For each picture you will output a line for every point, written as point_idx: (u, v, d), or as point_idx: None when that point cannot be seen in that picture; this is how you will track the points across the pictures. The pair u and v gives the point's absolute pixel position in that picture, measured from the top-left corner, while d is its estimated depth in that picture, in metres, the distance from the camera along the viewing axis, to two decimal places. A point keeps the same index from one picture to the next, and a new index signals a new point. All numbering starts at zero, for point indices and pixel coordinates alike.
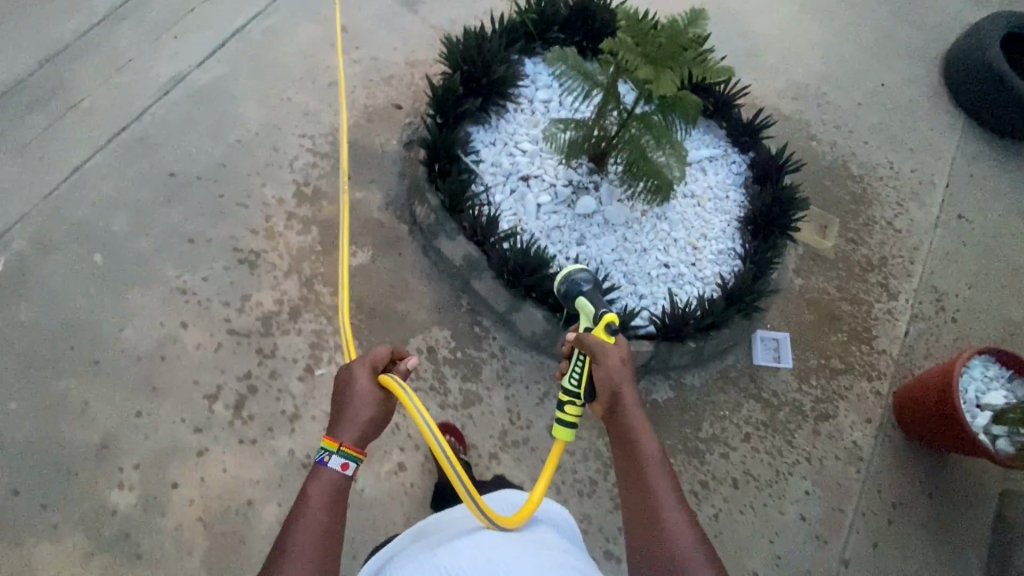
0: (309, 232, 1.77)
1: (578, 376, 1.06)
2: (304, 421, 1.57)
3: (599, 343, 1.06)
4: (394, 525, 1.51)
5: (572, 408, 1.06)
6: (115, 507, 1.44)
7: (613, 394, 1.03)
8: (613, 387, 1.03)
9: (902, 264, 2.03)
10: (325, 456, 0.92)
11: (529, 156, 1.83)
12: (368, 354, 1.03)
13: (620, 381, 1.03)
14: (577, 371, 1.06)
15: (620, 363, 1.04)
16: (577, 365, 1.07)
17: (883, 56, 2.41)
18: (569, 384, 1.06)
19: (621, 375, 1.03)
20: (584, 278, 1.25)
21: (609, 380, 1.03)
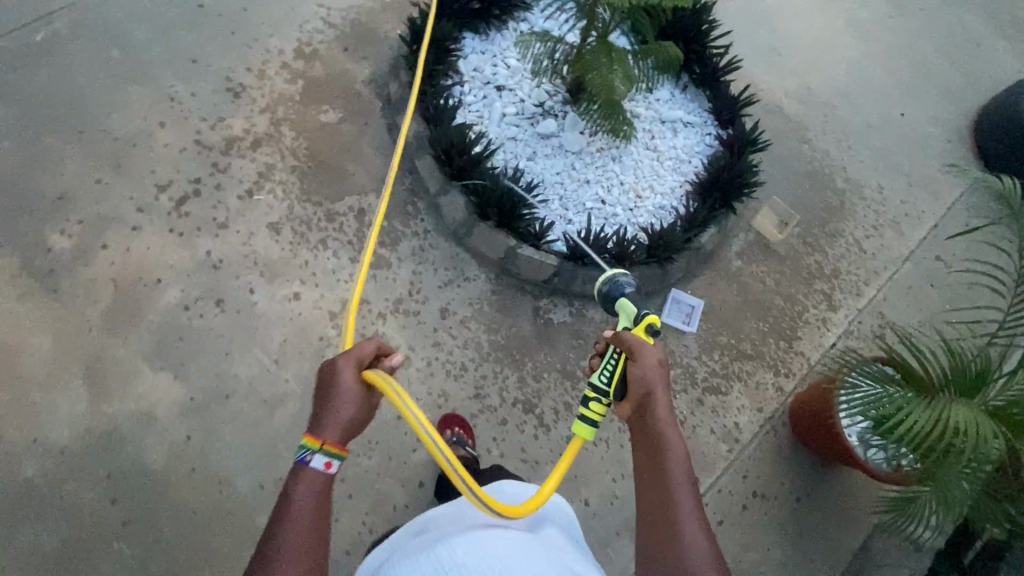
0: (294, 84, 1.93)
1: (610, 373, 1.01)
2: (228, 232, 1.72)
3: (638, 341, 1.00)
4: (269, 341, 1.62)
5: (597, 406, 1.01)
6: (51, 247, 1.64)
7: (644, 394, 0.99)
8: (645, 387, 0.98)
9: (854, 282, 1.97)
10: (306, 455, 0.87)
11: (510, 71, 1.92)
12: (354, 348, 0.97)
13: (653, 382, 0.98)
14: (609, 368, 1.02)
15: (655, 364, 0.99)
16: (610, 361, 1.02)
17: (914, 89, 2.33)
18: (600, 379, 1.02)
19: (654, 377, 0.98)
20: (627, 282, 1.21)
21: (642, 379, 0.99)
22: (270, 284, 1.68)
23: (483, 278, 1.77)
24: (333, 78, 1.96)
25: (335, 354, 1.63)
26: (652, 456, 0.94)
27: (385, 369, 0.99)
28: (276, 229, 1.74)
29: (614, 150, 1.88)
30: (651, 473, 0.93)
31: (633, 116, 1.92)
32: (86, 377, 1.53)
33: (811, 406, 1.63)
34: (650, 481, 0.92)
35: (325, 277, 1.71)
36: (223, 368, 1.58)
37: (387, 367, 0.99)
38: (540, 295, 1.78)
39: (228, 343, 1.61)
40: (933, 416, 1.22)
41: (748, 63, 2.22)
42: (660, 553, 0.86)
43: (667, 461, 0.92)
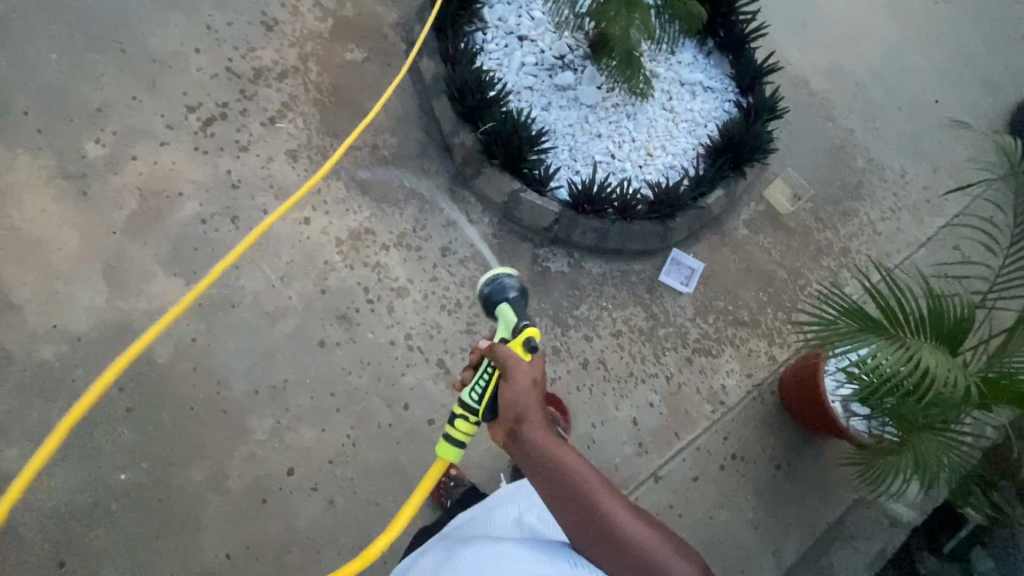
0: (324, 21, 1.99)
1: (481, 392, 0.97)
2: (248, 155, 1.80)
3: (509, 357, 0.95)
4: (276, 259, 1.70)
5: (465, 423, 0.99)
6: (86, 154, 1.75)
7: (516, 418, 0.94)
8: (518, 411, 0.94)
9: (863, 262, 1.93)
10: None
11: (534, 22, 1.94)
12: None
13: (525, 402, 0.94)
14: (480, 386, 0.98)
15: (527, 381, 0.95)
16: (481, 379, 0.98)
17: (953, 76, 2.25)
18: (470, 397, 0.98)
19: (525, 397, 0.94)
20: (511, 283, 1.07)
21: (514, 403, 0.94)
22: (282, 206, 1.76)
23: (487, 221, 1.81)
24: (362, 18, 2.00)
25: (337, 278, 1.69)
26: (555, 475, 0.90)
27: None
28: (293, 156, 1.82)
29: (630, 107, 1.89)
30: (564, 493, 0.90)
31: (652, 75, 1.92)
32: (107, 274, 1.64)
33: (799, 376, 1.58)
34: (569, 504, 0.90)
35: (334, 205, 1.77)
36: (232, 280, 1.67)
37: None
38: (541, 243, 1.81)
39: (239, 257, 1.70)
40: (903, 359, 1.15)
41: (779, 36, 2.18)
42: (617, 559, 0.89)
43: (573, 475, 0.90)
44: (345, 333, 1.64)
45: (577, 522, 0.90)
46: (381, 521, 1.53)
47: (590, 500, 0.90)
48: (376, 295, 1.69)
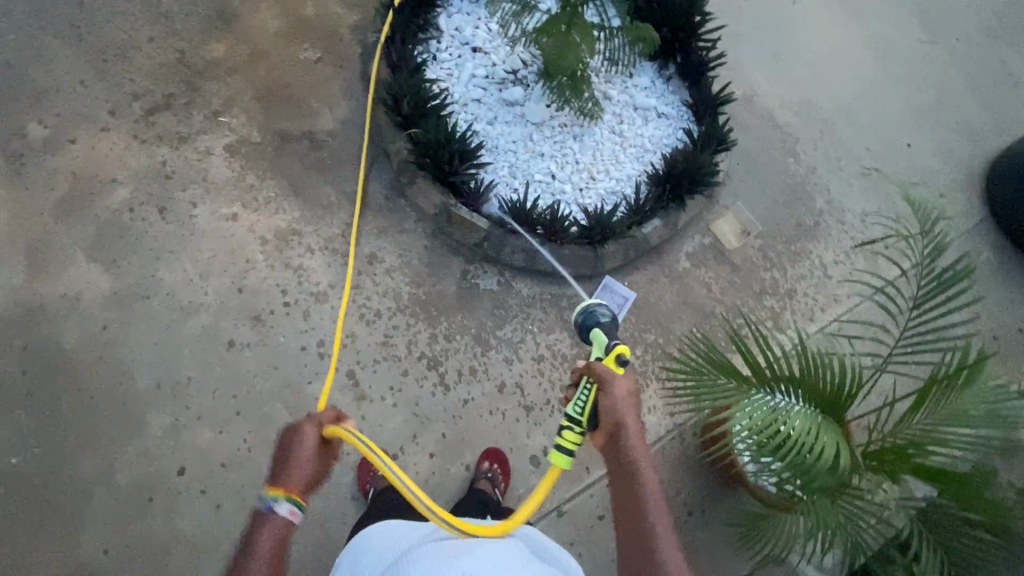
0: (281, 18, 1.98)
1: (583, 404, 1.03)
2: (186, 147, 1.80)
3: (613, 374, 1.03)
4: (199, 254, 1.69)
5: (570, 436, 1.01)
6: (26, 134, 1.76)
7: (613, 426, 1.01)
8: (617, 421, 1.01)
9: (808, 306, 1.86)
10: (274, 502, 0.98)
11: (489, 34, 1.91)
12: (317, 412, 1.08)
13: (623, 415, 1.01)
14: (582, 399, 1.03)
15: (626, 396, 1.02)
16: (583, 393, 1.03)
17: (929, 120, 2.16)
18: (573, 409, 1.03)
19: (625, 413, 1.01)
20: (602, 310, 1.15)
21: (611, 412, 1.01)
22: (212, 201, 1.75)
23: (418, 232, 1.77)
24: (320, 19, 1.99)
25: (256, 278, 1.68)
26: (632, 495, 0.98)
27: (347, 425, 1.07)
28: (230, 152, 1.80)
29: (577, 128, 1.85)
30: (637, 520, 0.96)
31: (603, 97, 1.88)
32: (27, 255, 1.64)
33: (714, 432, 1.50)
34: (633, 529, 0.96)
35: (266, 205, 1.75)
36: (151, 272, 1.66)
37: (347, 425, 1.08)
38: (472, 259, 1.77)
39: (161, 248, 1.68)
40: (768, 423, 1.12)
41: (748, 65, 2.11)
42: None
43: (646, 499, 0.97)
44: (257, 335, 1.62)
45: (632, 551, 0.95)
46: None
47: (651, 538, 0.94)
48: (294, 299, 1.67)
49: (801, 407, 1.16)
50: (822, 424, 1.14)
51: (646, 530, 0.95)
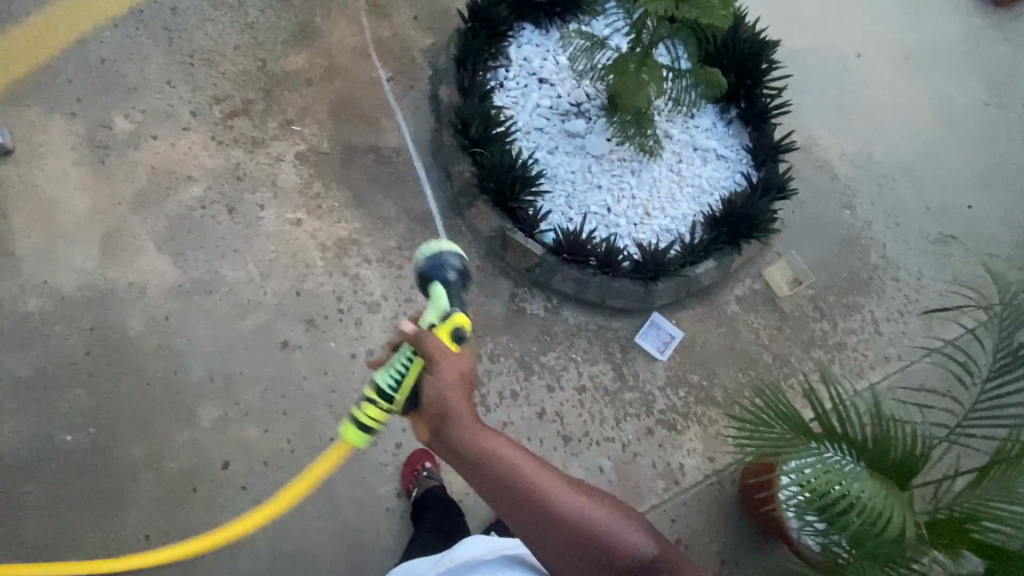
0: (358, 36, 2.07)
1: (398, 378, 0.90)
2: (260, 152, 1.88)
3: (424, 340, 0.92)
4: (262, 254, 1.75)
5: (375, 411, 0.91)
6: (113, 127, 1.86)
7: (437, 406, 0.90)
8: (441, 397, 0.90)
9: (857, 362, 1.82)
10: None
11: (557, 67, 1.96)
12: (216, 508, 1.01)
13: (446, 385, 0.91)
14: (396, 371, 0.91)
15: (436, 363, 0.90)
16: (397, 366, 0.91)
17: (993, 184, 2.13)
18: (382, 384, 0.90)
19: (447, 379, 0.91)
20: (453, 262, 1.06)
21: (438, 386, 0.90)
22: (279, 205, 1.81)
23: (472, 253, 1.81)
24: (394, 40, 2.08)
25: (314, 283, 1.73)
26: (498, 472, 0.90)
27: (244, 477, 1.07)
28: (300, 160, 1.88)
29: (636, 164, 1.87)
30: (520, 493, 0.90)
31: (664, 136, 1.90)
32: (102, 240, 1.72)
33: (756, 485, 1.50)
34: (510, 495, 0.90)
35: (329, 213, 1.82)
36: (215, 268, 1.72)
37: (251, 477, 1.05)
38: (521, 284, 1.80)
39: (226, 246, 1.75)
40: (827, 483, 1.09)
41: (809, 115, 2.12)
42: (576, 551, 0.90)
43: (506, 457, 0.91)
44: (308, 338, 1.67)
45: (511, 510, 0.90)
46: (301, 534, 1.51)
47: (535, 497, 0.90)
48: (347, 306, 1.71)
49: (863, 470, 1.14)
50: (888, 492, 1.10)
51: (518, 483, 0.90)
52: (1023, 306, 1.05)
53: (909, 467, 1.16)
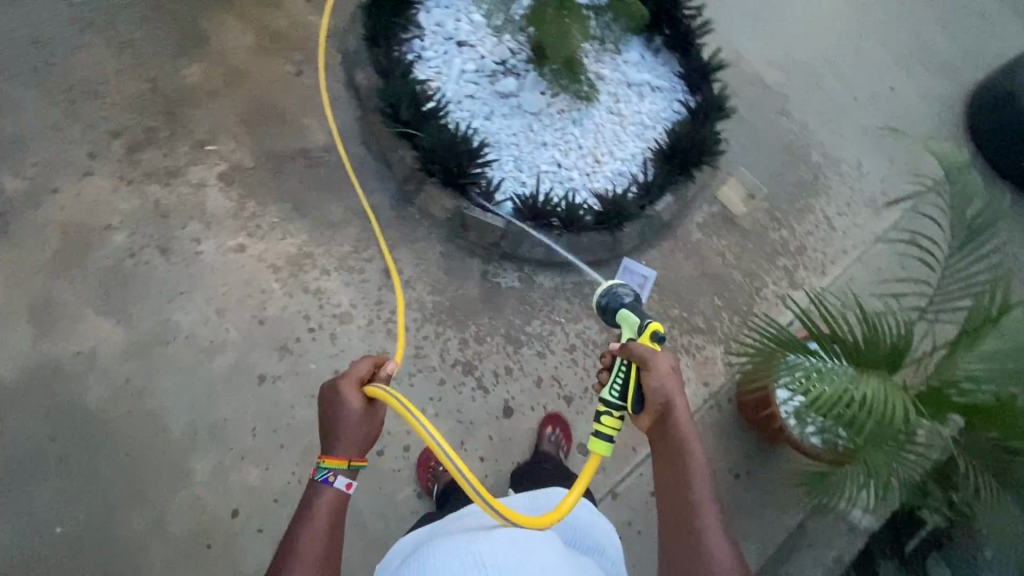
0: (254, 33, 1.90)
1: (620, 386, 1.01)
2: (179, 182, 1.73)
3: (648, 351, 1.01)
4: (213, 291, 1.64)
5: (609, 420, 1.00)
6: (3, 188, 1.65)
7: (664, 402, 1.00)
8: (666, 396, 1.00)
9: (819, 260, 1.90)
10: (330, 475, 0.96)
11: (473, 26, 1.86)
12: (350, 370, 1.05)
13: (671, 388, 1.00)
14: (618, 381, 1.01)
15: (671, 371, 1.00)
16: (618, 375, 1.02)
17: (908, 62, 2.21)
18: (609, 394, 1.01)
19: (674, 385, 1.00)
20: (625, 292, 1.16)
21: (660, 386, 0.99)
22: (216, 234, 1.69)
23: (432, 239, 1.75)
24: (294, 30, 1.92)
25: (276, 308, 1.64)
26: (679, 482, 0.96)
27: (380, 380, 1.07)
28: (226, 181, 1.74)
29: (575, 113, 1.83)
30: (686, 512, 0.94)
31: (597, 78, 1.86)
32: (29, 316, 1.56)
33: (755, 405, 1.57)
34: (677, 512, 0.95)
35: (272, 231, 1.71)
36: (166, 316, 1.61)
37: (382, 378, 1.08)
38: (489, 259, 1.76)
39: (172, 290, 1.63)
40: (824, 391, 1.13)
41: (731, 28, 2.12)
42: None
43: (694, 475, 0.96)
44: (286, 365, 1.59)
45: (671, 526, 0.94)
46: None
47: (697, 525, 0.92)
48: (318, 323, 1.63)
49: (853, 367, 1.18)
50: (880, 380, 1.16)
51: (690, 509, 0.94)
52: (966, 181, 1.11)
53: (893, 353, 1.22)
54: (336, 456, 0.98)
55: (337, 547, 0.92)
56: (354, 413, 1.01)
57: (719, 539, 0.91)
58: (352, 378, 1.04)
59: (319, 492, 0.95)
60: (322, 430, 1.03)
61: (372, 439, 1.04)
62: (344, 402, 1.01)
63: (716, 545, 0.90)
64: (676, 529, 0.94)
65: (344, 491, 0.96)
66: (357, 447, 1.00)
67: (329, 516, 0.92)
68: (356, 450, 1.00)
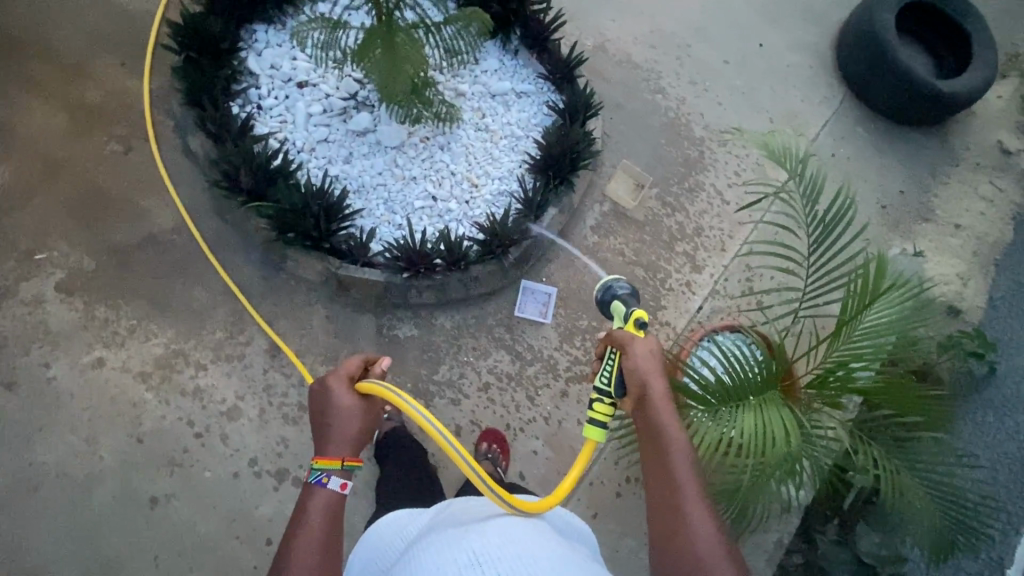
0: (64, 114, 1.68)
1: (609, 374, 1.03)
2: (11, 303, 1.53)
3: (628, 336, 1.04)
4: (76, 418, 1.47)
5: (602, 406, 1.04)
6: None
7: (641, 386, 0.98)
8: (642, 379, 0.97)
9: (718, 237, 1.87)
10: (322, 476, 0.91)
11: (310, 62, 1.69)
12: (340, 366, 1.05)
13: (649, 372, 0.98)
14: (607, 369, 1.04)
15: (648, 355, 1.00)
16: (607, 363, 1.05)
17: (772, 13, 2.18)
18: (601, 382, 1.04)
19: (651, 369, 0.98)
20: (620, 287, 1.21)
21: (637, 371, 0.98)
22: (67, 354, 1.51)
23: (314, 304, 1.61)
24: (111, 100, 1.71)
25: (153, 420, 1.49)
26: (657, 456, 0.91)
27: (373, 375, 1.08)
28: (66, 290, 1.55)
29: (441, 136, 1.70)
30: (663, 487, 0.88)
31: (456, 96, 1.74)
32: None
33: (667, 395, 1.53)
34: (662, 501, 0.88)
35: (132, 335, 1.54)
36: (26, 458, 1.43)
37: (374, 374, 1.08)
38: (381, 312, 1.64)
39: (27, 427, 1.45)
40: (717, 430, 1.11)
41: (590, 12, 2.04)
42: None
43: (675, 461, 0.89)
44: (177, 480, 1.46)
45: (658, 517, 0.87)
46: None
47: (677, 498, 0.87)
48: (204, 427, 1.50)
49: (745, 403, 1.15)
50: (771, 398, 1.16)
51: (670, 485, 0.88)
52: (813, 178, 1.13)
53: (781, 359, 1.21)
54: (328, 456, 0.94)
55: (335, 550, 0.85)
56: (343, 406, 0.99)
57: (706, 523, 0.84)
58: (341, 374, 1.02)
59: (313, 495, 0.90)
60: (314, 429, 0.99)
61: (368, 434, 1.01)
62: (335, 401, 0.99)
63: (703, 529, 0.84)
64: (662, 521, 0.86)
65: (339, 492, 0.90)
66: (349, 444, 0.97)
67: (324, 517, 0.87)
68: (349, 448, 0.97)
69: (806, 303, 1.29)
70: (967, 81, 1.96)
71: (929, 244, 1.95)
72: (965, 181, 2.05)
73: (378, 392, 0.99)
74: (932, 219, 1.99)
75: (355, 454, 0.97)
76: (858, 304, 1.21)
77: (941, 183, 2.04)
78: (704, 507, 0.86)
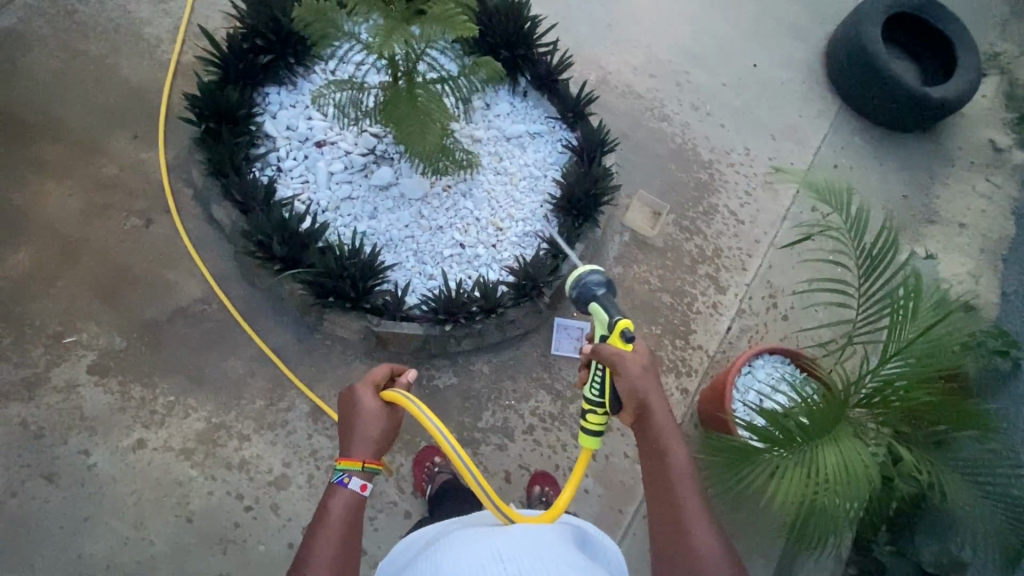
0: (81, 192, 1.66)
1: (600, 386, 1.00)
2: (44, 391, 1.49)
3: (616, 352, 0.97)
4: (123, 504, 1.43)
5: (595, 416, 1.01)
6: None
7: (640, 404, 0.96)
8: (641, 397, 0.95)
9: (738, 256, 1.91)
10: (343, 476, 0.92)
11: (326, 121, 1.69)
12: (369, 374, 1.05)
13: (646, 389, 0.95)
14: (597, 382, 1.00)
15: (642, 371, 0.96)
16: (595, 376, 1.01)
17: (760, 34, 2.25)
18: (591, 393, 1.01)
19: (646, 384, 0.96)
20: (596, 281, 1.08)
21: (635, 390, 0.95)
22: (107, 439, 1.47)
23: (351, 362, 1.61)
24: (127, 173, 1.69)
25: (201, 498, 1.46)
26: (659, 469, 0.92)
27: (399, 385, 1.07)
28: (99, 372, 1.52)
29: (462, 184, 1.71)
30: (665, 501, 0.90)
31: (473, 142, 1.76)
32: None
33: (711, 414, 1.57)
34: (664, 513, 0.89)
35: (171, 413, 1.51)
36: (74, 552, 1.39)
37: (402, 383, 1.07)
38: (419, 363, 1.64)
39: (71, 520, 1.41)
40: (795, 466, 1.15)
41: (589, 47, 2.09)
42: None
43: (675, 475, 0.91)
44: (232, 558, 1.42)
45: (661, 525, 0.89)
46: None
47: (679, 509, 0.88)
48: (254, 500, 1.47)
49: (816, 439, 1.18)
50: (842, 432, 1.19)
51: (673, 499, 0.90)
52: (857, 216, 1.32)
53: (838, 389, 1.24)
54: (351, 457, 0.95)
55: (351, 554, 0.86)
56: (368, 411, 0.99)
57: (710, 539, 0.86)
58: (369, 381, 1.03)
59: (333, 494, 0.91)
60: (340, 433, 1.00)
61: (391, 437, 1.01)
62: (361, 406, 0.99)
63: (707, 544, 0.86)
64: (667, 532, 0.88)
65: (359, 493, 0.91)
66: (371, 447, 0.96)
67: (344, 520, 0.87)
68: (371, 450, 0.96)
69: (854, 327, 1.38)
70: (955, 86, 2.05)
71: (937, 244, 2.02)
72: (963, 180, 2.13)
73: (402, 400, 0.99)
74: (937, 220, 2.06)
75: (378, 457, 0.97)
76: (899, 327, 1.28)
77: (940, 184, 2.12)
78: (709, 524, 0.88)
